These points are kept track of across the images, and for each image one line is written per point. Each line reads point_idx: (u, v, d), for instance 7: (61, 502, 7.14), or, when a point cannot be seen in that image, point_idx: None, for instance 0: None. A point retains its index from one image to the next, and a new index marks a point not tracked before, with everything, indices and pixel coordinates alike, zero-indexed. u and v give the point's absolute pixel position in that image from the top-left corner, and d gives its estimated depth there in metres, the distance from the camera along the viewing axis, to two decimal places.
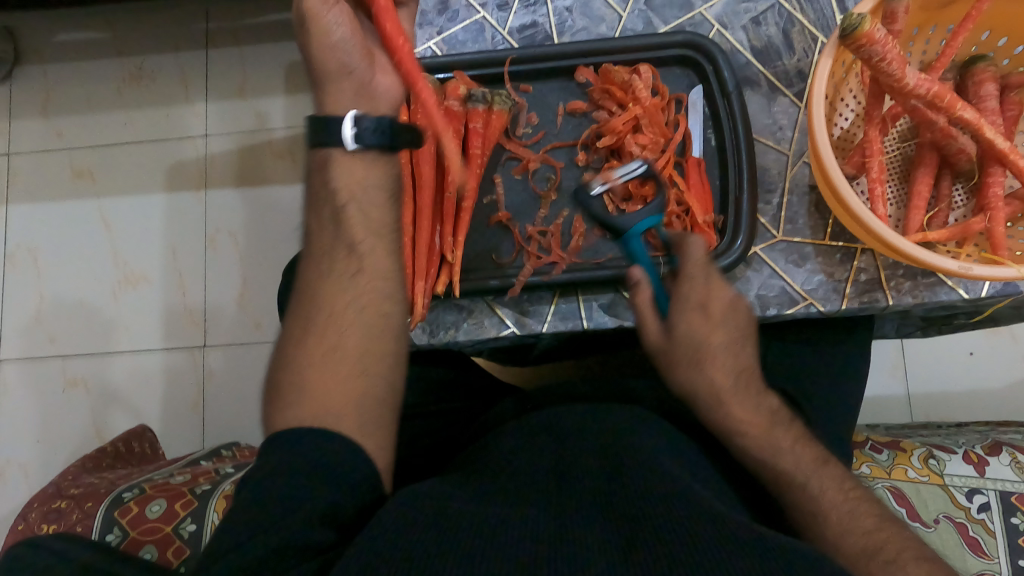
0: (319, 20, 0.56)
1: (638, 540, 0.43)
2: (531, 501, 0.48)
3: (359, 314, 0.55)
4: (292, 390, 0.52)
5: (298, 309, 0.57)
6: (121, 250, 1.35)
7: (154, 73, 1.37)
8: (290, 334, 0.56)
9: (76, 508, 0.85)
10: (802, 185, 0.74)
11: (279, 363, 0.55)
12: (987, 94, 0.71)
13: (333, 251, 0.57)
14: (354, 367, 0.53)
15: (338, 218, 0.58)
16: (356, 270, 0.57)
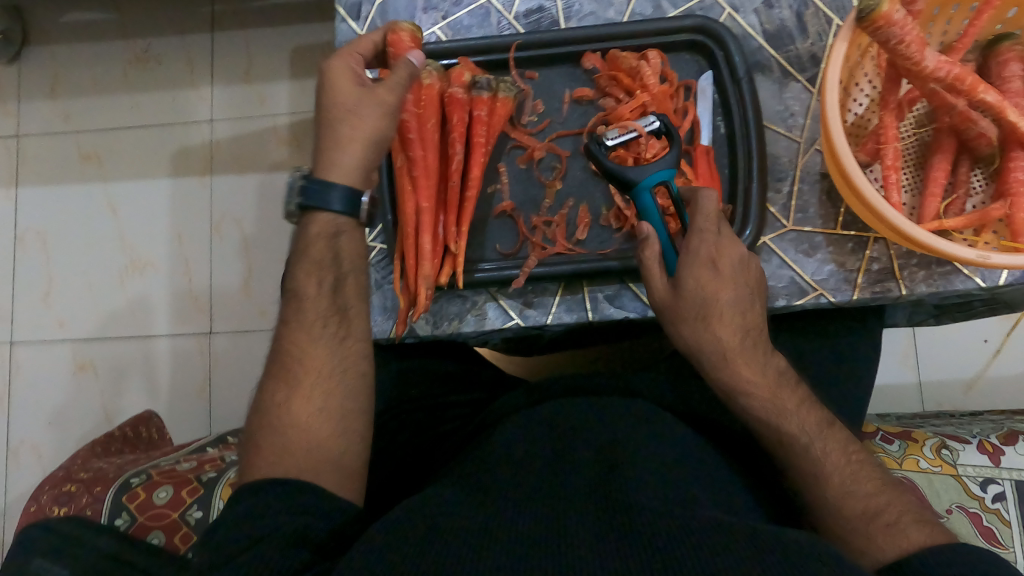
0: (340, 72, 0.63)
1: (633, 535, 0.42)
2: (527, 497, 0.48)
3: (343, 376, 0.58)
4: (280, 455, 0.54)
5: (280, 370, 0.58)
6: (128, 235, 1.36)
7: (160, 56, 1.37)
8: (273, 397, 0.57)
9: (86, 492, 0.87)
10: (813, 173, 0.72)
11: (263, 424, 0.56)
12: (1011, 75, 0.68)
13: (320, 308, 0.60)
14: (334, 426, 0.56)
15: (333, 284, 0.61)
16: (341, 336, 0.59)
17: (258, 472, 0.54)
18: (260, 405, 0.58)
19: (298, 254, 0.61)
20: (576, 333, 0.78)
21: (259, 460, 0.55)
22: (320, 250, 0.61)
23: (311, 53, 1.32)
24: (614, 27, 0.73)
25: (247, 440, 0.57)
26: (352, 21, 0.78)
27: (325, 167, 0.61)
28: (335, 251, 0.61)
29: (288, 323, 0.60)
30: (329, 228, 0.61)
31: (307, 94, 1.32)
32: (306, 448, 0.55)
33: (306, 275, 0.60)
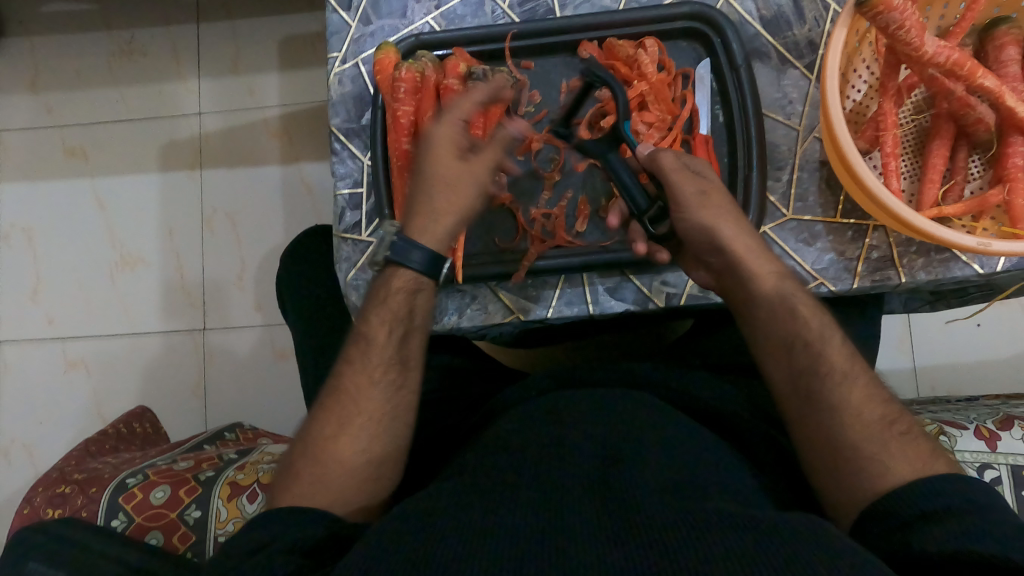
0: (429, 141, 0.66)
1: (642, 527, 0.42)
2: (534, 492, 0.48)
3: (394, 424, 0.58)
4: (318, 488, 0.54)
5: (335, 404, 0.58)
6: (116, 231, 1.34)
7: (145, 48, 1.34)
8: (322, 430, 0.57)
9: (80, 493, 0.86)
10: (813, 161, 0.72)
11: (306, 453, 0.56)
12: (1009, 59, 0.68)
13: (373, 350, 0.60)
14: (373, 472, 0.56)
15: (402, 335, 0.61)
16: (399, 385, 0.59)
17: (293, 498, 0.53)
18: (307, 433, 0.58)
19: (376, 297, 0.63)
20: (577, 324, 0.77)
21: (293, 488, 0.54)
22: (397, 300, 0.62)
23: (300, 43, 1.30)
24: (610, 15, 0.72)
25: (288, 463, 0.57)
26: (343, 12, 0.77)
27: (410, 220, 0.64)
28: (411, 305, 0.62)
29: (350, 362, 0.60)
30: (411, 284, 0.63)
31: (297, 86, 1.30)
32: (341, 485, 0.54)
33: (378, 321, 0.61)
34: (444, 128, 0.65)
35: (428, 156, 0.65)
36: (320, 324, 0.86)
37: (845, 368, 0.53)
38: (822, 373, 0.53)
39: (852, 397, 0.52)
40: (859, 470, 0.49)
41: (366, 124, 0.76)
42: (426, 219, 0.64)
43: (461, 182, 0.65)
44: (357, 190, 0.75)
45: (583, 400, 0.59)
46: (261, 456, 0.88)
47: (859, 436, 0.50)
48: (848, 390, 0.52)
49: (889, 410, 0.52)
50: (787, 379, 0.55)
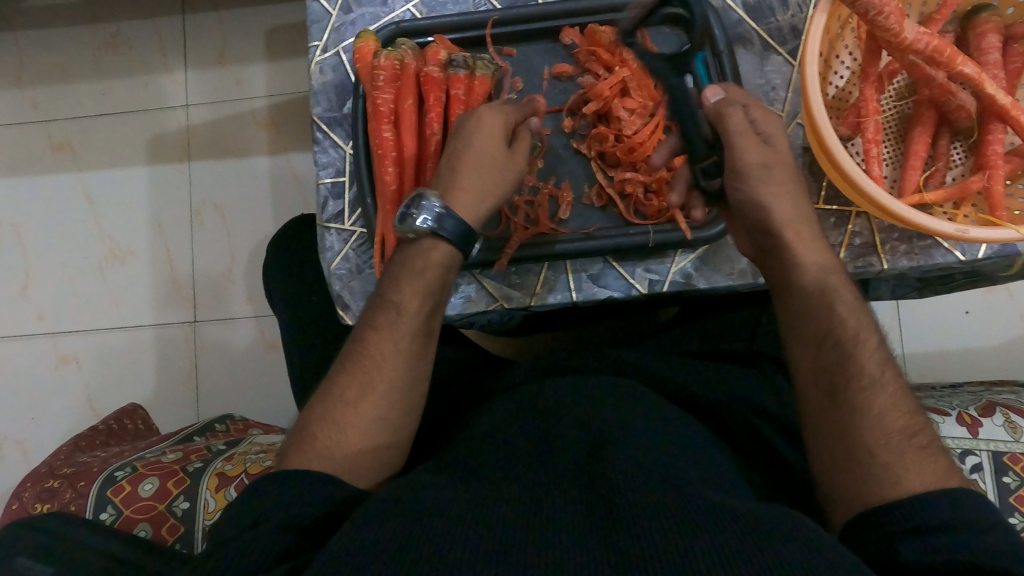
0: (481, 120, 0.63)
1: (620, 520, 0.42)
2: (515, 480, 0.48)
3: (412, 396, 0.58)
4: (332, 452, 0.54)
5: (357, 368, 0.57)
6: (105, 225, 1.33)
7: (131, 40, 1.33)
8: (342, 394, 0.56)
9: (70, 487, 0.86)
10: (796, 148, 0.71)
11: (324, 416, 0.56)
12: (989, 47, 0.68)
13: (400, 322, 0.59)
14: (387, 441, 0.56)
15: (431, 309, 0.60)
16: (420, 356, 0.59)
17: (308, 459, 0.53)
18: (327, 396, 0.57)
19: (409, 264, 0.61)
20: (560, 312, 0.78)
21: (309, 450, 0.54)
22: (427, 273, 0.61)
23: (287, 35, 1.29)
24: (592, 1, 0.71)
25: (305, 421, 0.57)
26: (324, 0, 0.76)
27: (453, 191, 0.61)
28: (444, 279, 0.61)
29: (378, 328, 0.59)
30: (446, 258, 0.61)
31: (284, 78, 1.29)
32: (359, 454, 0.54)
33: (408, 292, 0.60)
34: (481, 116, 0.64)
35: (479, 132, 0.63)
36: (306, 315, 0.86)
37: (879, 375, 0.53)
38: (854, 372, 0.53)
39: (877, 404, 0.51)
40: (862, 467, 0.50)
41: (347, 113, 0.75)
42: (470, 197, 0.61)
43: (497, 162, 0.63)
44: (339, 179, 0.74)
45: (563, 389, 0.59)
46: (249, 447, 0.88)
47: (877, 440, 0.50)
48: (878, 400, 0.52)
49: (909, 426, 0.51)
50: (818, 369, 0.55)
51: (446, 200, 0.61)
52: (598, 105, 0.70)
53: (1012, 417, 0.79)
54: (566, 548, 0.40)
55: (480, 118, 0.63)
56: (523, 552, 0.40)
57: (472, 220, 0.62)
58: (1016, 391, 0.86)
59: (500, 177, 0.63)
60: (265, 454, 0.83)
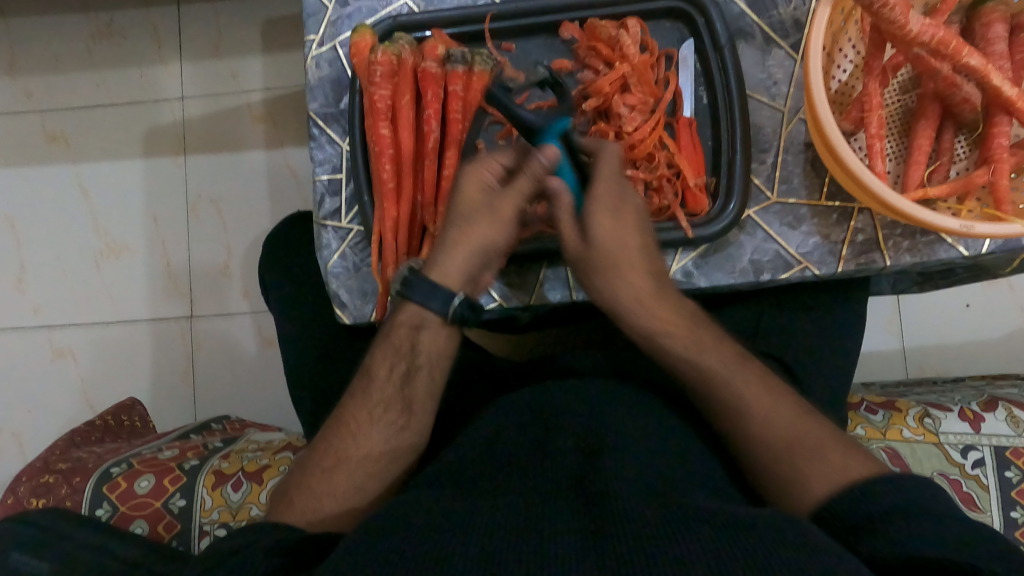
0: (478, 176, 0.63)
1: (615, 529, 0.41)
2: (513, 484, 0.47)
3: (394, 463, 0.58)
4: (311, 517, 0.54)
5: (337, 436, 0.58)
6: (100, 218, 1.32)
7: (125, 30, 1.32)
8: (321, 460, 0.57)
9: (64, 483, 0.86)
10: (798, 144, 0.71)
11: (304, 482, 0.56)
12: (995, 36, 0.67)
13: (381, 387, 0.59)
14: (368, 510, 0.56)
15: (406, 372, 0.60)
16: (400, 426, 0.58)
17: (284, 518, 0.54)
18: (309, 463, 0.58)
19: (384, 334, 0.62)
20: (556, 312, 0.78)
21: (288, 514, 0.55)
22: (400, 336, 0.61)
23: (282, 26, 1.27)
24: None
25: (287, 490, 0.58)
26: None
27: (440, 261, 0.62)
28: (414, 342, 0.61)
29: (355, 395, 0.60)
30: (414, 320, 0.61)
31: (279, 71, 1.28)
32: (334, 521, 0.54)
33: (382, 356, 0.61)
34: (472, 173, 0.63)
35: (469, 188, 0.63)
36: (304, 312, 0.85)
37: (763, 399, 0.55)
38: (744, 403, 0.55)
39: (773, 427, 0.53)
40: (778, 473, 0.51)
41: (344, 109, 0.74)
42: (460, 259, 0.61)
43: (482, 220, 0.61)
44: (336, 176, 0.73)
45: (561, 392, 0.58)
46: (246, 445, 0.88)
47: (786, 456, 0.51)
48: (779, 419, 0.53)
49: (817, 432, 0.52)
50: (714, 402, 0.57)
51: (429, 271, 0.62)
52: (598, 101, 0.69)
53: (1015, 412, 0.79)
54: (562, 557, 0.40)
55: (471, 176, 0.63)
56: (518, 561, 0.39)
57: (455, 282, 0.61)
58: (1018, 385, 0.86)
59: (496, 233, 0.62)
60: (262, 453, 0.83)
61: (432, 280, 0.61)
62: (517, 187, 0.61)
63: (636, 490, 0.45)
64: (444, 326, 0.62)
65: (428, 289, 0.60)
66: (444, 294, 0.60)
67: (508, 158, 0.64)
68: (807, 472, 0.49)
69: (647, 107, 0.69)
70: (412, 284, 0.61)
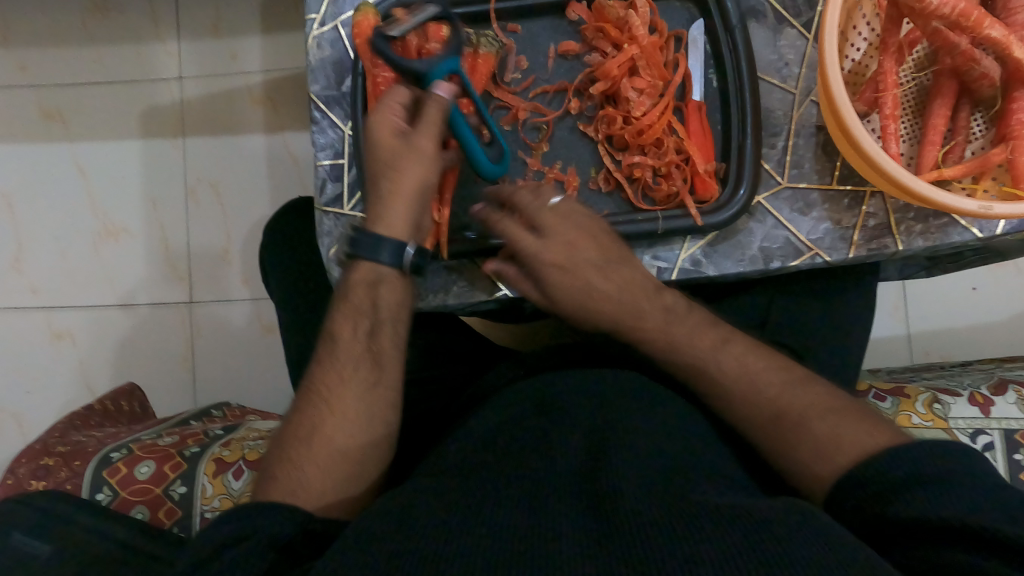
0: (383, 124, 0.63)
1: (621, 524, 0.41)
2: (518, 472, 0.47)
3: (372, 420, 0.57)
4: (295, 489, 0.53)
5: (310, 403, 0.58)
6: (98, 199, 1.31)
7: (121, 6, 1.29)
8: (297, 431, 0.57)
9: (64, 466, 0.86)
10: (809, 126, 0.69)
11: (282, 454, 0.56)
12: (1018, 6, 0.65)
13: (348, 348, 0.60)
14: (350, 471, 0.55)
15: (370, 328, 0.60)
16: (372, 383, 0.58)
17: (267, 495, 0.53)
18: (285, 435, 0.57)
19: (341, 296, 0.62)
20: None
21: (270, 489, 0.54)
22: (360, 294, 0.61)
23: (281, 3, 1.25)
24: None
25: (268, 467, 0.57)
26: None
27: (377, 215, 0.62)
28: (373, 296, 0.61)
29: (323, 361, 0.60)
30: (370, 275, 0.62)
31: (278, 49, 1.26)
32: (319, 489, 0.54)
33: (344, 317, 0.61)
34: (379, 119, 0.63)
35: (379, 138, 0.63)
36: (305, 298, 0.84)
37: (741, 378, 0.55)
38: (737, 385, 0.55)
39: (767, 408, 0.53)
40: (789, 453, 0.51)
41: (346, 91, 0.73)
42: (399, 208, 0.62)
43: (406, 162, 0.62)
44: (338, 161, 0.72)
45: (567, 383, 0.58)
46: (247, 432, 0.88)
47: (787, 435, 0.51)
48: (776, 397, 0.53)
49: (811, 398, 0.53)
50: (707, 388, 0.57)
51: (368, 228, 0.62)
52: (606, 85, 0.67)
53: None
54: (567, 551, 0.39)
55: (375, 125, 0.63)
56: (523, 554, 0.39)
57: (403, 231, 0.62)
58: None
59: (423, 172, 0.62)
60: (262, 440, 0.82)
61: (376, 233, 0.61)
62: (430, 120, 0.61)
63: (642, 483, 0.44)
64: (402, 279, 0.63)
65: (377, 244, 0.61)
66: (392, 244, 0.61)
67: (407, 98, 0.64)
68: (796, 448, 0.50)
69: (656, 92, 0.67)
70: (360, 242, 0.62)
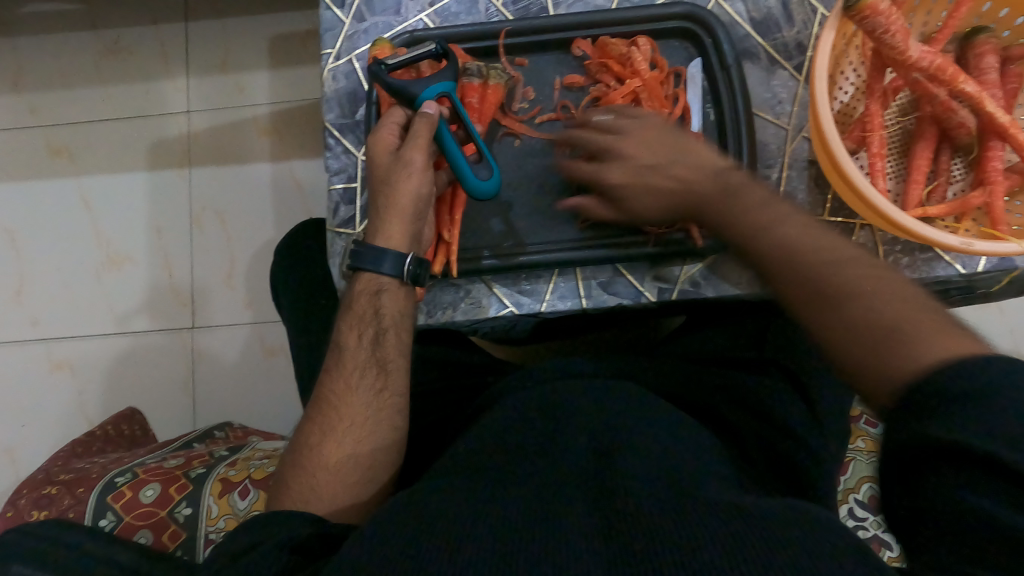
0: (379, 141, 0.65)
1: (619, 529, 0.41)
2: (527, 477, 0.48)
3: (378, 425, 0.59)
4: (307, 496, 0.56)
5: (319, 413, 0.60)
6: (103, 230, 1.32)
7: (132, 47, 1.34)
8: (307, 438, 0.59)
9: (68, 493, 0.85)
10: (801, 160, 0.73)
11: (295, 463, 0.58)
12: (988, 67, 0.69)
13: (358, 360, 0.61)
14: (362, 477, 0.58)
15: (375, 337, 0.62)
16: (379, 389, 0.60)
17: (282, 504, 0.56)
18: (296, 444, 0.60)
19: (348, 308, 0.64)
20: (564, 320, 0.78)
21: (286, 498, 0.57)
22: (363, 304, 0.63)
23: (290, 42, 1.30)
24: (601, 16, 0.73)
25: (281, 475, 0.59)
26: (337, 9, 0.77)
27: (377, 233, 0.64)
28: (376, 306, 0.63)
29: (330, 371, 0.62)
30: (371, 285, 0.63)
31: (286, 86, 1.30)
32: (330, 495, 0.56)
33: (349, 328, 0.62)
34: (376, 138, 0.65)
35: (376, 155, 0.65)
36: (313, 322, 0.85)
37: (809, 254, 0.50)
38: (832, 280, 0.48)
39: (848, 311, 0.46)
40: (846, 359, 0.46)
41: (359, 119, 0.76)
42: (398, 221, 0.63)
43: (399, 175, 0.63)
44: (351, 185, 0.75)
45: (575, 391, 0.59)
46: (252, 452, 0.89)
47: (858, 338, 0.46)
48: (867, 298, 0.46)
49: (905, 309, 0.45)
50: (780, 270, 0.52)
51: (370, 243, 0.64)
52: None
53: None
54: (576, 558, 0.40)
55: (372, 143, 0.65)
56: (531, 557, 0.40)
57: (400, 244, 0.64)
58: None
59: (419, 183, 0.64)
60: (268, 460, 0.83)
61: (378, 247, 0.63)
62: (420, 135, 0.63)
63: (645, 487, 0.46)
64: (402, 288, 0.64)
65: (378, 257, 0.63)
66: (393, 257, 0.63)
67: (402, 117, 0.66)
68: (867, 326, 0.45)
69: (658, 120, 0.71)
70: (360, 255, 0.63)
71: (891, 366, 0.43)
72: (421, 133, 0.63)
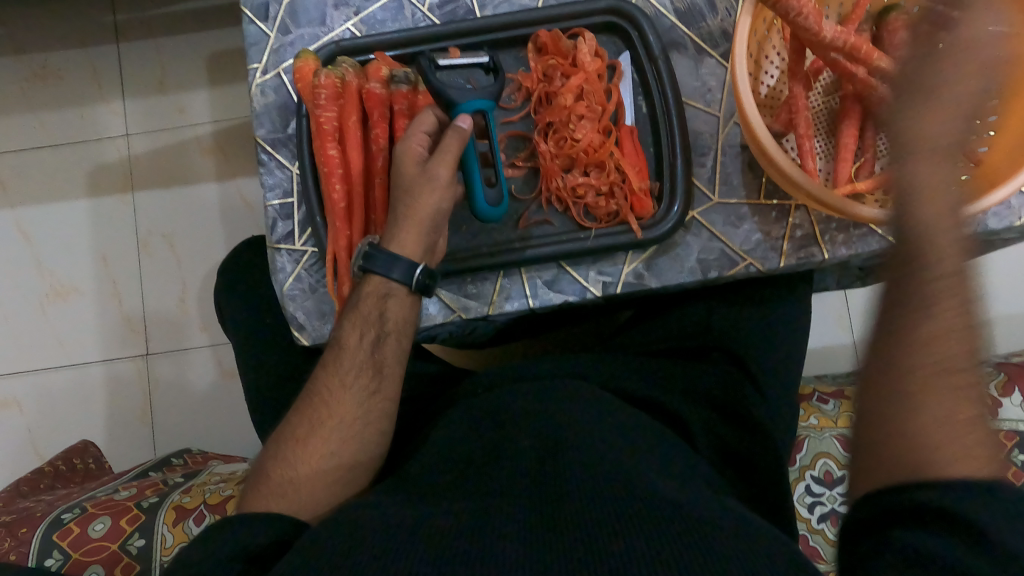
0: (408, 151, 0.64)
1: (549, 538, 0.42)
2: (456, 497, 0.47)
3: (366, 427, 0.59)
4: (285, 490, 0.56)
5: (310, 405, 0.60)
6: (45, 261, 1.29)
7: (62, 71, 1.30)
8: (294, 431, 0.59)
9: (8, 536, 0.81)
10: (734, 146, 0.74)
11: (276, 454, 0.58)
12: (902, 42, 0.71)
13: (356, 361, 0.61)
14: (339, 474, 0.57)
15: (376, 339, 0.61)
16: (372, 391, 0.60)
17: (257, 494, 0.56)
18: (282, 435, 0.60)
19: (351, 307, 0.63)
20: (520, 322, 0.79)
21: (263, 490, 0.56)
22: (368, 305, 0.62)
23: (227, 59, 1.28)
24: (525, 14, 0.73)
25: (262, 464, 0.59)
26: (261, 23, 0.76)
27: (391, 241, 0.64)
28: (381, 309, 0.62)
29: (326, 366, 0.62)
30: (379, 289, 0.63)
31: (225, 102, 1.28)
32: (307, 490, 0.56)
33: (351, 326, 0.62)
34: (403, 148, 0.64)
35: (404, 163, 0.64)
36: (263, 342, 0.84)
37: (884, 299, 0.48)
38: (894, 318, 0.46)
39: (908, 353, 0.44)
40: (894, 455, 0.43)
41: (292, 133, 0.75)
42: (417, 234, 0.63)
43: (422, 189, 0.63)
44: (287, 200, 0.74)
45: (521, 391, 0.59)
46: (208, 478, 0.87)
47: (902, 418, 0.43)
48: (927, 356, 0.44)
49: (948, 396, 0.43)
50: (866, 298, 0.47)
51: (382, 249, 0.63)
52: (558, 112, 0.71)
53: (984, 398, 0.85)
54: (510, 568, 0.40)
55: (402, 152, 0.64)
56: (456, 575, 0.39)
57: (413, 254, 0.63)
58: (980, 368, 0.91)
59: (441, 199, 0.63)
60: (224, 483, 0.82)
61: (386, 252, 0.63)
62: (448, 150, 0.61)
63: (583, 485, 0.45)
64: (409, 296, 0.64)
65: (386, 265, 0.62)
66: (404, 269, 0.62)
67: (431, 127, 0.65)
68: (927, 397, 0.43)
69: (609, 125, 0.71)
70: (371, 259, 0.63)
71: (939, 439, 0.42)
72: (446, 149, 0.61)
